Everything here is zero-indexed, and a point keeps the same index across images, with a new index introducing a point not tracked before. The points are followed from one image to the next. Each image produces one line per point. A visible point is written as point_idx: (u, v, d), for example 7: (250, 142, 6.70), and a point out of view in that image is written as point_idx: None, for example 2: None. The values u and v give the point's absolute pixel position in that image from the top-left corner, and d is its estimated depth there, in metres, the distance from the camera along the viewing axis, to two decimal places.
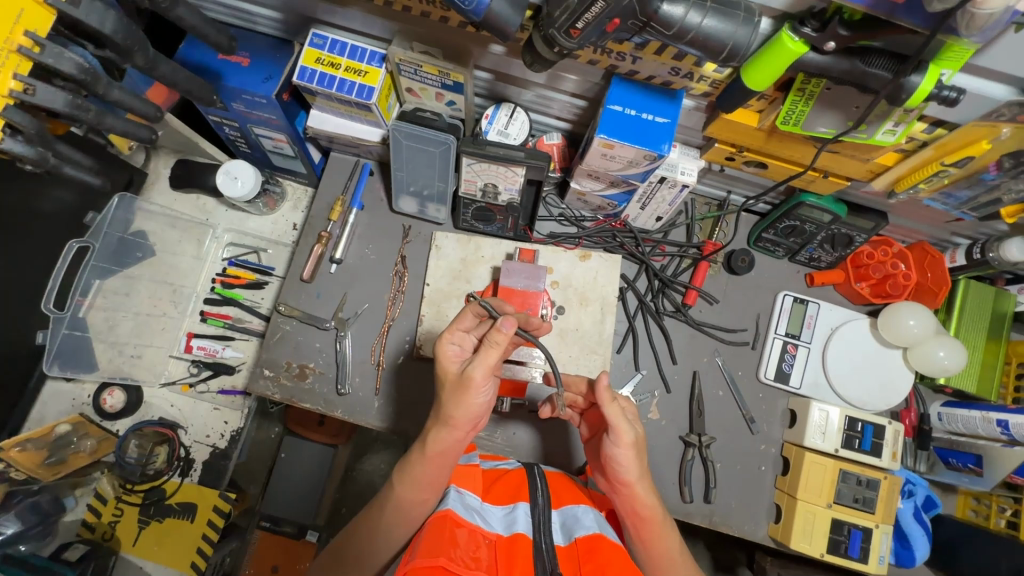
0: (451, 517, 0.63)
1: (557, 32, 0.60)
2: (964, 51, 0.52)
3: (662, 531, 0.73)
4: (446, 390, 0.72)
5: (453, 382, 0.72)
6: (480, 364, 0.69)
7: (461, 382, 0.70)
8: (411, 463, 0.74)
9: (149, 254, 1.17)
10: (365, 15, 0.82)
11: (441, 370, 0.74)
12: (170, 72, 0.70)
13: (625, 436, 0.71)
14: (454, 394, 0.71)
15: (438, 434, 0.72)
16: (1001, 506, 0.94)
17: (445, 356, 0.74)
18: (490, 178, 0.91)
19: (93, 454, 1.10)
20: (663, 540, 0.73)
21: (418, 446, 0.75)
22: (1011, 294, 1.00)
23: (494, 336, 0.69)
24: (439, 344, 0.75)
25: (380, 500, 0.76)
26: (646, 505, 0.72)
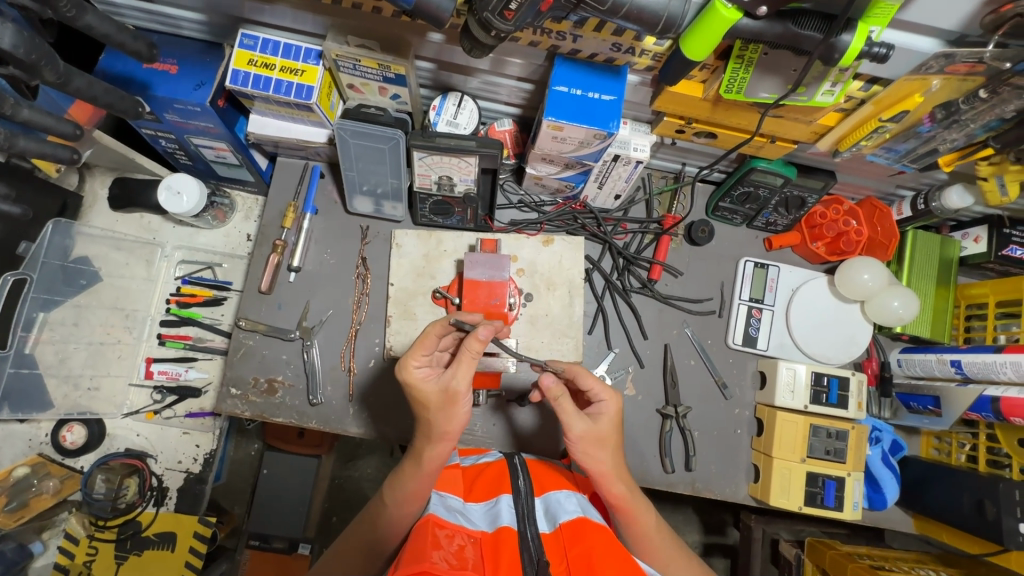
0: (435, 521, 0.62)
1: (491, 15, 0.58)
2: (890, 6, 0.53)
3: (636, 513, 0.75)
4: (431, 410, 0.71)
5: (438, 402, 0.71)
6: (463, 376, 0.70)
7: (448, 399, 0.70)
8: (405, 476, 0.73)
9: (94, 280, 1.10)
10: (294, 11, 0.78)
11: (420, 394, 0.72)
12: (86, 86, 0.66)
13: (575, 428, 0.73)
14: (442, 411, 0.71)
15: (432, 448, 0.72)
16: (961, 442, 0.99)
17: (418, 379, 0.72)
18: (444, 170, 0.90)
19: (56, 494, 1.04)
20: (639, 521, 0.75)
21: (411, 458, 0.74)
22: (956, 240, 1.04)
23: (470, 345, 0.69)
24: (408, 369, 0.72)
25: (373, 512, 0.75)
26: (612, 490, 0.74)
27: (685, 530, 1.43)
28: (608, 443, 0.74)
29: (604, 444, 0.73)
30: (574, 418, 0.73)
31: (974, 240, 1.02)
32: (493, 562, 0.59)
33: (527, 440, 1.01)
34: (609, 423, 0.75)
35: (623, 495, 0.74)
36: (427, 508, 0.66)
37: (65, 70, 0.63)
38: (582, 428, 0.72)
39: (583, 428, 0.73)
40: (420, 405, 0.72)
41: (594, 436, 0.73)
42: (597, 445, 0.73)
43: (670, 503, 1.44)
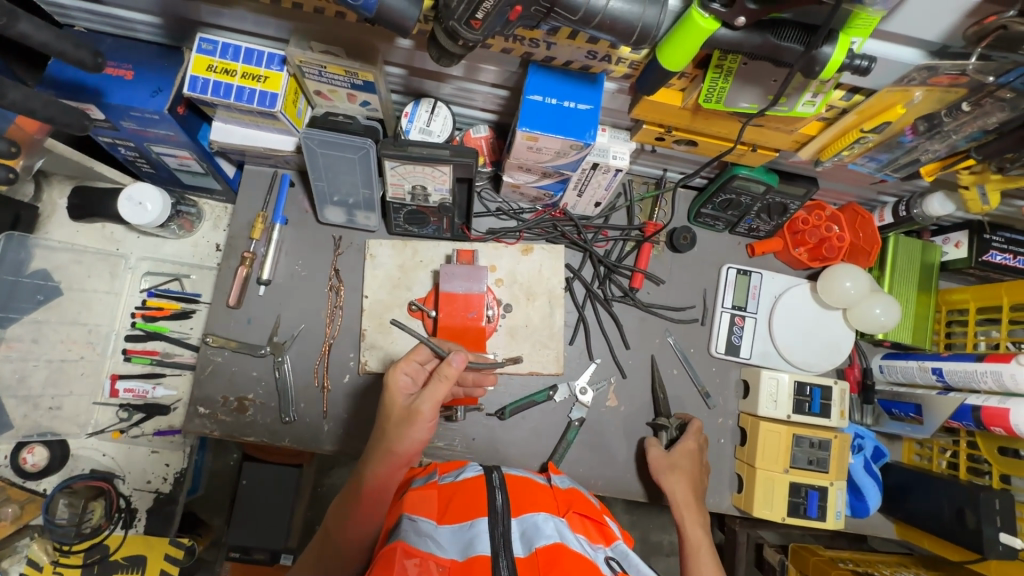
0: (400, 547, 0.61)
1: (457, 24, 0.55)
2: (870, 19, 0.51)
3: (704, 551, 0.81)
4: (389, 422, 0.74)
5: (398, 415, 0.74)
6: (427, 398, 0.73)
7: (408, 415, 0.73)
8: (351, 499, 0.76)
9: (53, 295, 1.02)
10: (254, 15, 0.74)
11: (389, 400, 0.76)
12: (24, 98, 0.62)
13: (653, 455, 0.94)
14: (398, 426, 0.73)
15: (372, 468, 0.75)
16: (942, 448, 0.99)
17: (396, 385, 0.76)
18: (417, 180, 0.87)
19: (16, 522, 1.00)
20: (704, 557, 0.80)
21: (353, 478, 0.77)
22: (937, 244, 1.04)
23: (442, 370, 0.72)
24: (393, 372, 0.77)
25: (324, 539, 0.76)
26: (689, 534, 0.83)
27: (668, 534, 1.43)
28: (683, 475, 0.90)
29: (682, 474, 0.90)
30: (653, 445, 0.95)
31: (954, 246, 1.01)
32: None
33: (508, 454, 0.99)
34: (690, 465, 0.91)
35: (694, 529, 0.84)
36: (396, 536, 0.64)
37: None
38: (659, 454, 0.93)
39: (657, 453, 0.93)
40: (385, 414, 0.76)
41: (672, 460, 0.92)
42: (676, 469, 0.91)
43: (654, 508, 1.43)
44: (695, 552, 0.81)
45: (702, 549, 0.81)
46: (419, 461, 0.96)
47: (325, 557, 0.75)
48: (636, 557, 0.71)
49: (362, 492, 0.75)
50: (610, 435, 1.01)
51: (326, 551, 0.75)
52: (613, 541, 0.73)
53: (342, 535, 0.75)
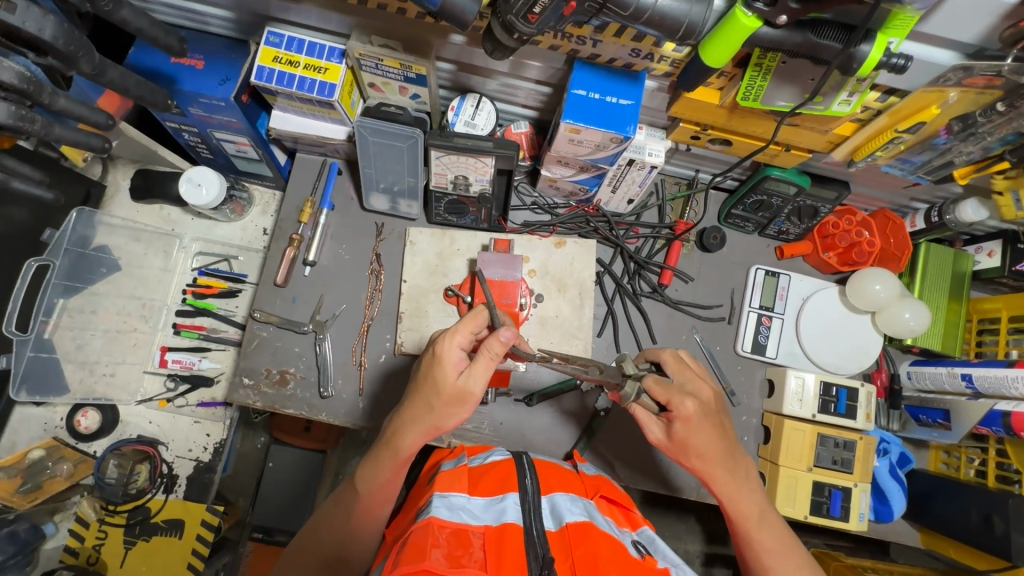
0: (435, 522, 0.63)
1: (515, 18, 0.59)
2: (909, 18, 0.54)
3: (760, 522, 0.77)
4: (438, 399, 0.72)
5: (450, 395, 0.72)
6: (478, 377, 0.71)
7: (460, 396, 0.72)
8: (380, 461, 0.76)
9: (113, 268, 1.12)
10: (320, 10, 0.80)
11: (440, 376, 0.72)
12: (119, 77, 0.68)
13: (653, 428, 0.77)
14: (450, 404, 0.72)
15: (409, 437, 0.74)
16: (970, 457, 0.98)
17: (447, 361, 0.72)
18: (461, 170, 0.91)
19: (70, 478, 1.07)
20: (764, 528, 0.77)
21: (385, 445, 0.76)
22: (969, 253, 1.04)
23: (490, 346, 0.70)
24: (445, 347, 0.71)
25: (349, 498, 0.78)
26: (735, 505, 0.77)
27: (687, 538, 1.43)
28: (696, 441, 0.74)
29: (701, 449, 0.75)
30: (651, 421, 0.77)
31: (987, 254, 1.02)
32: (498, 556, 0.61)
33: (534, 440, 1.01)
34: (709, 426, 0.75)
35: (740, 499, 0.77)
36: (430, 510, 0.65)
37: (99, 62, 0.64)
38: (661, 435, 0.76)
39: (660, 432, 0.76)
40: (431, 387, 0.73)
41: (683, 444, 0.75)
42: (695, 453, 0.75)
43: (673, 511, 1.44)
44: (750, 525, 0.77)
45: (755, 522, 0.76)
46: (448, 442, 0.99)
47: (352, 513, 0.78)
48: (661, 542, 0.73)
49: (397, 457, 0.75)
50: (634, 426, 1.03)
51: (353, 508, 0.78)
52: (639, 526, 0.75)
53: (369, 494, 0.77)
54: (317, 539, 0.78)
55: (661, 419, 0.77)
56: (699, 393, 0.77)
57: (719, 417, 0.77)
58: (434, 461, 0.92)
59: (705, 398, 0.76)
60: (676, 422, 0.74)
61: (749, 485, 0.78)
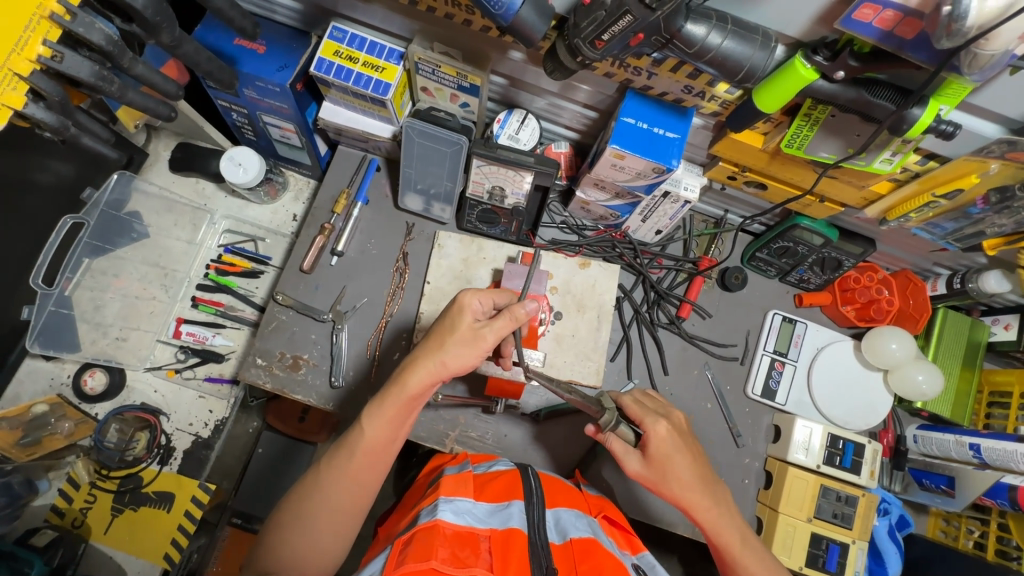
0: (438, 525, 0.63)
1: (582, 42, 0.61)
2: (962, 88, 0.56)
3: (743, 547, 0.76)
4: (451, 337, 0.73)
5: (463, 335, 0.73)
6: (495, 330, 0.73)
7: (472, 338, 0.73)
8: (385, 400, 0.74)
9: (142, 236, 1.14)
10: (386, 12, 0.83)
11: (457, 320, 0.74)
12: (193, 51, 0.72)
13: (631, 466, 0.78)
14: (460, 344, 0.73)
15: (416, 376, 0.73)
16: (970, 528, 0.99)
17: (468, 309, 0.74)
18: (498, 181, 0.94)
19: (69, 437, 1.06)
20: (748, 553, 0.76)
21: (394, 383, 0.75)
22: (985, 324, 1.06)
23: (513, 311, 0.74)
24: (466, 296, 0.75)
25: (354, 438, 0.74)
26: (717, 530, 0.76)
27: None
28: (682, 462, 0.76)
29: (678, 466, 0.76)
30: (627, 454, 0.78)
31: (1004, 327, 1.03)
32: (503, 562, 0.61)
33: (537, 457, 1.00)
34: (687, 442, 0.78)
35: (721, 525, 0.76)
36: (435, 513, 0.65)
37: (179, 35, 0.68)
38: (638, 466, 0.77)
39: (638, 465, 0.77)
40: (446, 328, 0.74)
41: (662, 469, 0.76)
42: (675, 478, 0.76)
43: (658, 550, 1.42)
44: (733, 552, 0.76)
45: (739, 547, 0.76)
46: (451, 448, 0.98)
47: (356, 454, 0.73)
48: (661, 568, 0.73)
49: (403, 396, 0.73)
50: None
51: (357, 448, 0.73)
52: (640, 550, 0.75)
53: (375, 434, 0.73)
54: (318, 488, 0.73)
55: (637, 451, 0.78)
56: (671, 416, 0.81)
57: (691, 440, 0.79)
58: (433, 466, 0.92)
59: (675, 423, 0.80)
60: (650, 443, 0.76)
61: (728, 511, 0.78)
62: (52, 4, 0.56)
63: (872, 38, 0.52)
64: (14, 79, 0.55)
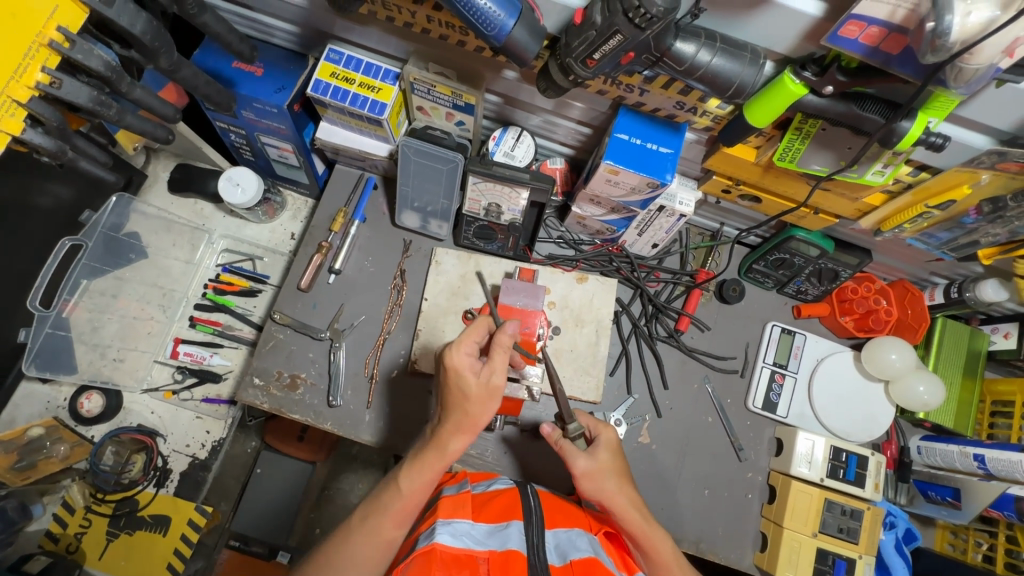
0: (435, 550, 0.62)
1: (574, 60, 0.62)
2: (950, 101, 0.56)
3: (671, 556, 0.75)
4: (469, 401, 0.72)
5: (478, 395, 0.72)
6: (500, 371, 0.73)
7: (488, 392, 0.72)
8: (424, 461, 0.73)
9: (141, 256, 1.15)
10: (382, 34, 0.84)
11: (461, 383, 0.72)
12: (191, 76, 0.73)
13: (577, 464, 0.77)
14: (478, 403, 0.72)
15: (456, 441, 0.72)
16: (977, 541, 0.98)
17: (463, 368, 0.72)
18: (494, 198, 0.94)
19: (64, 460, 1.05)
20: (675, 563, 0.75)
21: (431, 446, 0.74)
22: (984, 333, 1.05)
23: (501, 339, 0.73)
24: (453, 355, 0.73)
25: (389, 496, 0.72)
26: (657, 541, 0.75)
27: None
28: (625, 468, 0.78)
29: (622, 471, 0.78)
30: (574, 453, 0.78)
31: (1003, 336, 1.03)
32: None
33: (537, 474, 0.99)
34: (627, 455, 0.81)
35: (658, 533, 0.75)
36: (433, 536, 0.64)
37: (177, 60, 0.69)
38: (585, 463, 0.77)
39: (586, 463, 0.77)
40: (458, 394, 0.72)
41: (605, 472, 0.77)
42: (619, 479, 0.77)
43: None
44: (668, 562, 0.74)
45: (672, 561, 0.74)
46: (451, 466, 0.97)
47: (390, 512, 0.71)
48: None
49: (442, 458, 0.73)
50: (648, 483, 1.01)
51: (393, 505, 0.72)
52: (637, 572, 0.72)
53: (411, 492, 0.72)
54: (347, 544, 0.70)
55: (586, 453, 0.78)
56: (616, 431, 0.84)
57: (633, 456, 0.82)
58: None
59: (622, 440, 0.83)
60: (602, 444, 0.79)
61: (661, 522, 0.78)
62: (51, 32, 0.56)
63: (859, 53, 0.53)
64: (13, 105, 0.56)
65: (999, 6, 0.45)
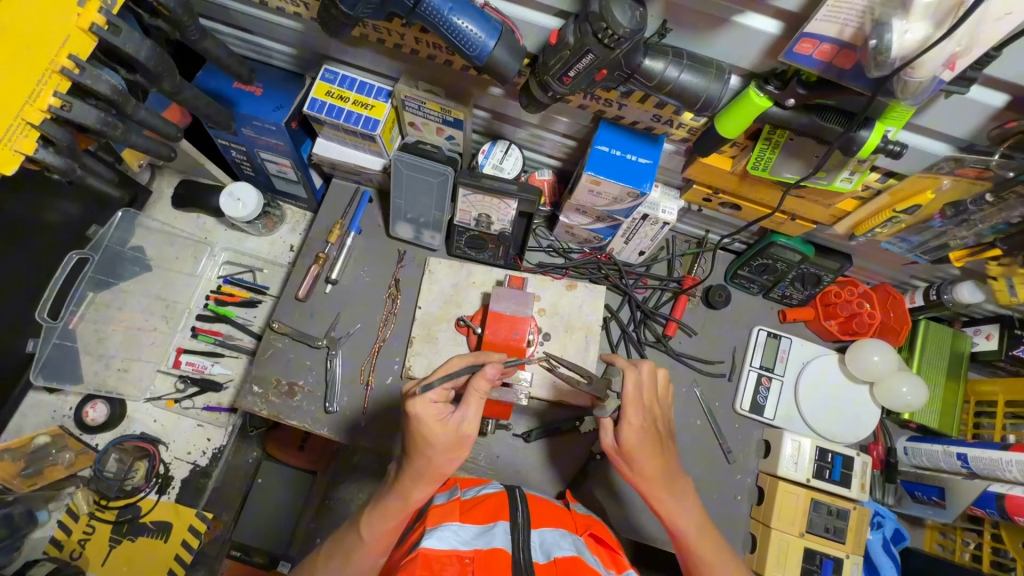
0: (425, 554, 0.64)
1: (551, 78, 0.66)
2: (903, 111, 0.60)
3: (699, 540, 0.76)
4: (437, 450, 0.71)
5: (448, 443, 0.71)
6: (472, 418, 0.72)
7: (457, 441, 0.71)
8: (386, 513, 0.74)
9: (145, 269, 1.19)
10: (374, 55, 0.89)
11: (431, 435, 0.71)
12: (193, 97, 0.77)
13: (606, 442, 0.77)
14: (448, 452, 0.72)
15: (418, 492, 0.73)
16: (965, 540, 0.99)
17: (432, 416, 0.71)
18: (484, 209, 0.98)
19: (70, 467, 1.08)
20: (705, 546, 0.76)
21: (393, 494, 0.74)
22: (967, 335, 1.07)
23: (477, 383, 0.72)
24: (422, 408, 0.71)
25: (351, 542, 0.75)
26: (677, 525, 0.76)
27: None
28: (650, 451, 0.75)
29: (651, 453, 0.75)
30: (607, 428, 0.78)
31: (985, 337, 1.05)
32: None
33: (529, 477, 1.01)
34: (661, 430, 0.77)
35: (677, 516, 0.76)
36: (422, 541, 0.66)
37: (180, 83, 0.74)
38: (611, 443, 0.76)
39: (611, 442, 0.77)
40: (426, 444, 0.71)
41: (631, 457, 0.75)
42: (637, 466, 0.75)
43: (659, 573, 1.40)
44: (690, 545, 0.76)
45: (696, 543, 0.75)
46: None
47: (350, 558, 0.74)
48: None
49: (405, 508, 0.74)
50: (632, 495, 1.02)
51: (353, 551, 0.74)
52: (625, 569, 0.74)
53: (373, 540, 0.74)
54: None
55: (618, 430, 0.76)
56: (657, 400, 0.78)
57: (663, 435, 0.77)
58: None
59: (654, 414, 0.76)
60: (624, 426, 0.74)
61: (686, 503, 0.77)
62: (63, 59, 0.61)
63: (814, 69, 0.56)
64: (27, 127, 0.60)
65: (932, 24, 0.49)
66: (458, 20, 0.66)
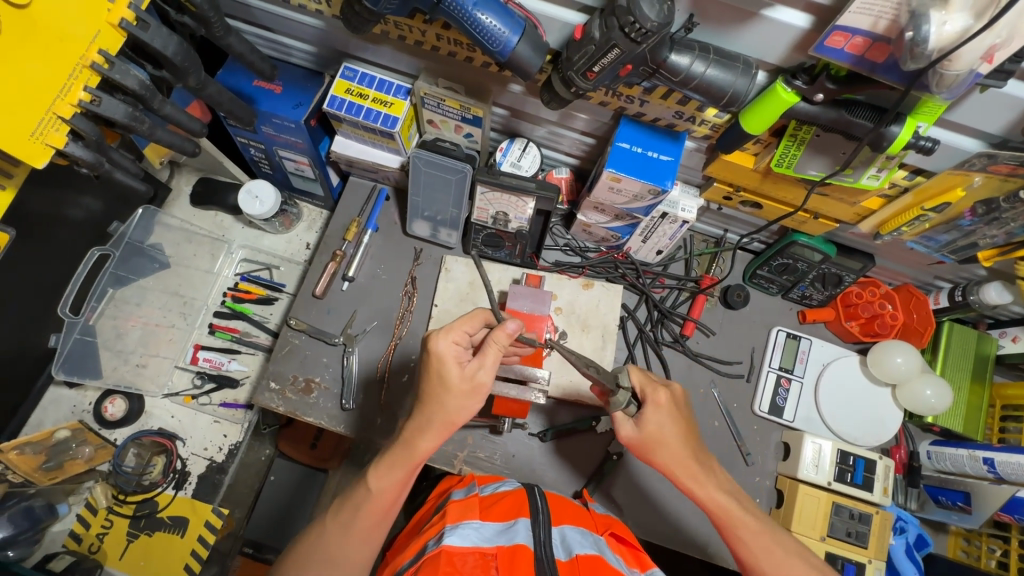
0: (447, 551, 0.63)
1: (575, 74, 0.66)
2: (938, 106, 0.59)
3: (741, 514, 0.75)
4: (449, 395, 0.72)
5: (462, 389, 0.72)
6: (488, 369, 0.73)
7: (472, 388, 0.72)
8: (393, 461, 0.74)
9: (163, 266, 1.20)
10: (394, 52, 0.89)
11: (445, 375, 0.72)
12: (215, 93, 0.78)
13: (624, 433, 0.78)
14: (461, 398, 0.73)
15: (427, 439, 0.73)
16: (991, 547, 0.97)
17: (447, 358, 0.72)
18: (502, 207, 0.98)
19: (89, 462, 1.07)
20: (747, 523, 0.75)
21: (400, 444, 0.75)
22: (993, 337, 1.05)
23: (495, 335, 0.73)
24: (439, 346, 0.73)
25: (360, 495, 0.75)
26: (716, 502, 0.76)
27: None
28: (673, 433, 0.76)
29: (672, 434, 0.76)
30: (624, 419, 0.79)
31: (1011, 339, 1.03)
32: None
33: (545, 477, 1.01)
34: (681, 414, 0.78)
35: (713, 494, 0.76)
36: (442, 539, 0.65)
37: (203, 78, 0.74)
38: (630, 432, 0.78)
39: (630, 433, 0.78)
40: (441, 387, 0.72)
41: (653, 439, 0.76)
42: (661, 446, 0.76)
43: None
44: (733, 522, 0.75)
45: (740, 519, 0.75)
46: (460, 468, 0.99)
47: (362, 510, 0.74)
48: None
49: (411, 458, 0.74)
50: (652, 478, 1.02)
51: (363, 505, 0.74)
52: (649, 566, 0.73)
53: (382, 493, 0.74)
54: (322, 536, 0.74)
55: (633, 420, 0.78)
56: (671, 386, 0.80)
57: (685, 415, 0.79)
58: (442, 489, 0.90)
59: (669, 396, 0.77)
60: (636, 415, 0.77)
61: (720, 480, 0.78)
62: (93, 54, 0.62)
63: (845, 62, 0.56)
64: (58, 121, 0.61)
65: (971, 15, 0.48)
66: (482, 15, 0.66)
